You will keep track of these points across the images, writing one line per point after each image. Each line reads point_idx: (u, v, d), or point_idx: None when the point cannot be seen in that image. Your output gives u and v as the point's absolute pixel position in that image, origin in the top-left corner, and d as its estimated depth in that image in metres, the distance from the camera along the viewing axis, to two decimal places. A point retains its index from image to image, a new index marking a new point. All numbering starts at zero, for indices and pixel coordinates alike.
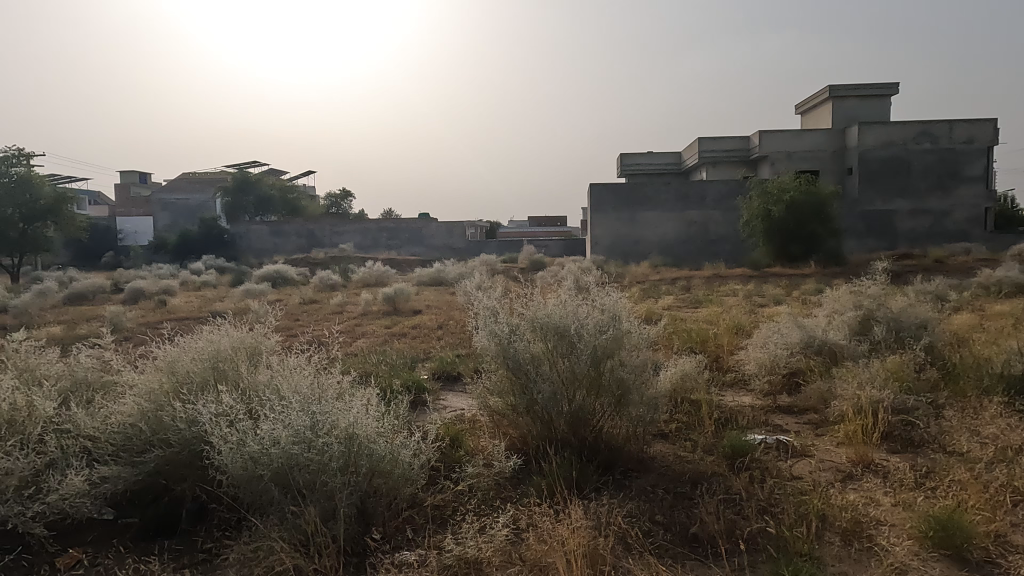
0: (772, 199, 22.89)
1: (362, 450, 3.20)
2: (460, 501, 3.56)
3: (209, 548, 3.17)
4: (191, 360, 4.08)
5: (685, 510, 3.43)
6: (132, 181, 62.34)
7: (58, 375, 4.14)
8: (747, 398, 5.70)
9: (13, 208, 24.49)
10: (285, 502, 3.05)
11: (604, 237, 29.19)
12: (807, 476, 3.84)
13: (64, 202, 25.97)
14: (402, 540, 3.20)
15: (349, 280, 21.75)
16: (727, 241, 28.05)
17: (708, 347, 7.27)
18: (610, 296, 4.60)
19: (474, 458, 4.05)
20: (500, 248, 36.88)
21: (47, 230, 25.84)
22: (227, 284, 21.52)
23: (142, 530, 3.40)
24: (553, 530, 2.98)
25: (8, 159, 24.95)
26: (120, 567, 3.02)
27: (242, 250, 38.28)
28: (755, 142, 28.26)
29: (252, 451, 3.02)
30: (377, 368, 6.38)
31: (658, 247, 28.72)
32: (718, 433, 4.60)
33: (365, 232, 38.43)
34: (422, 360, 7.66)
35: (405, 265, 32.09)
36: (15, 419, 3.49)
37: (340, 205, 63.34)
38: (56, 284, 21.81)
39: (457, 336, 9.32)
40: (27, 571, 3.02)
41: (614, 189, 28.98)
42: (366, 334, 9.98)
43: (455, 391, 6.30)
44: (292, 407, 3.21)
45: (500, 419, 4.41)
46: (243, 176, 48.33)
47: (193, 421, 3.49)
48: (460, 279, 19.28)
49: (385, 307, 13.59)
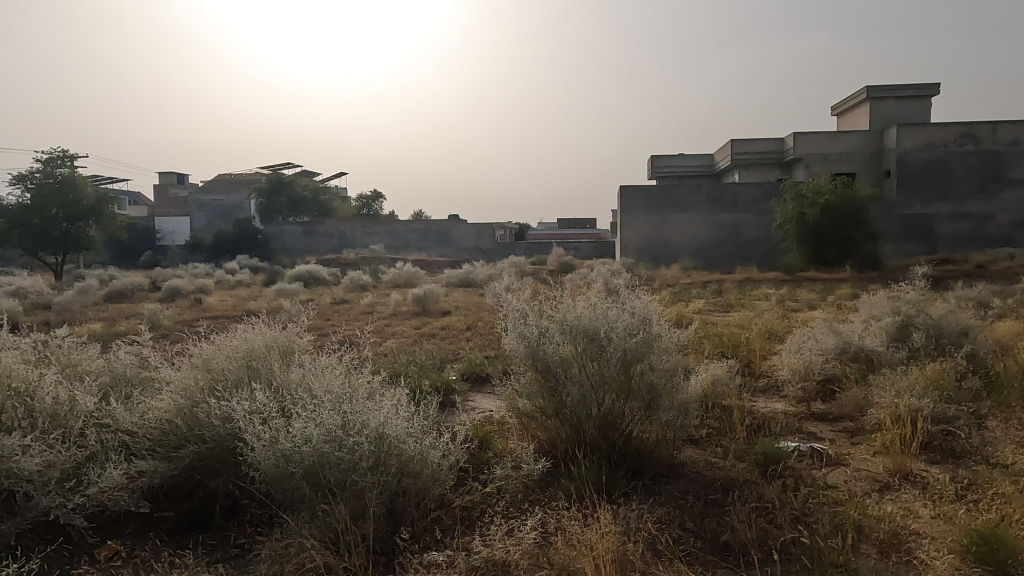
0: (806, 202, 22.50)
1: (391, 450, 3.23)
2: (488, 502, 3.57)
3: (242, 544, 3.22)
4: (225, 357, 4.18)
5: (716, 518, 3.38)
6: (170, 181, 63.72)
7: (99, 370, 4.28)
8: (779, 404, 5.60)
9: (58, 207, 25.35)
10: (315, 500, 3.07)
11: (633, 239, 29.04)
12: (843, 485, 3.75)
13: (106, 202, 26.70)
14: (431, 541, 3.19)
15: (380, 280, 21.99)
16: (760, 244, 27.61)
17: (739, 352, 7.16)
18: (641, 299, 4.57)
19: (502, 460, 4.06)
20: (529, 250, 36.91)
21: (89, 230, 26.47)
22: (262, 284, 21.84)
23: (176, 523, 3.47)
24: (582, 534, 2.98)
25: (55, 160, 25.61)
26: (157, 560, 3.08)
27: (275, 250, 38.89)
28: (790, 142, 27.82)
29: (284, 449, 3.06)
30: (407, 368, 6.45)
31: (689, 250, 28.42)
32: (749, 440, 4.53)
33: (395, 233, 38.78)
34: (451, 361, 7.72)
35: (434, 266, 32.22)
36: (57, 413, 3.59)
37: (370, 207, 64.18)
38: (101, 283, 22.42)
39: (486, 337, 9.39)
40: (68, 561, 3.07)
41: (645, 191, 28.72)
42: (397, 334, 10.11)
43: (483, 392, 6.35)
44: (325, 406, 3.27)
45: (529, 421, 4.40)
46: (276, 177, 49.26)
47: (228, 417, 3.57)
48: (488, 281, 19.42)
49: (414, 309, 13.66)
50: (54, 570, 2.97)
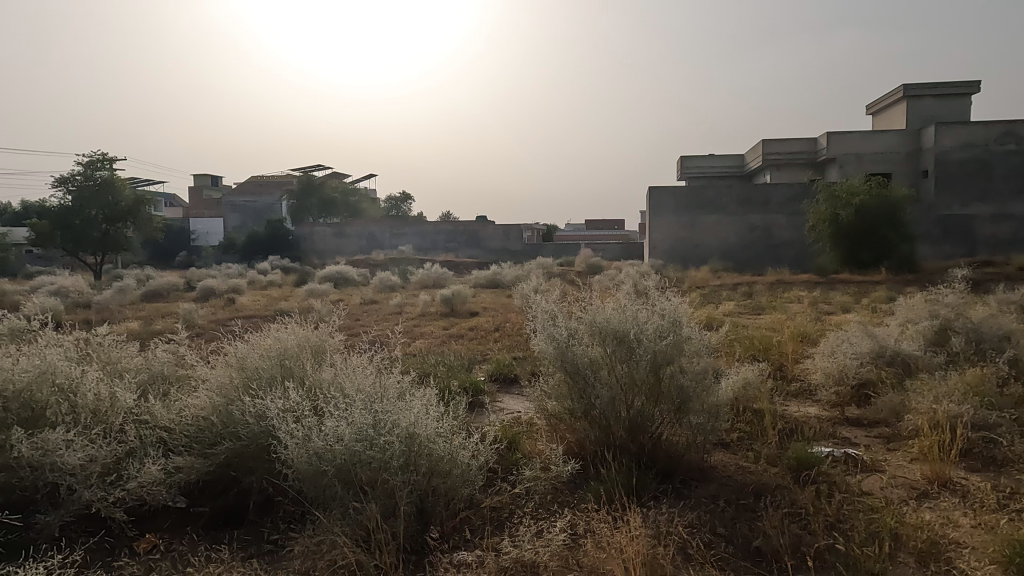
0: (840, 203, 22.08)
1: (421, 449, 3.25)
2: (517, 504, 3.57)
3: (275, 541, 3.26)
4: (259, 356, 4.25)
5: (748, 523, 3.33)
6: (204, 183, 65.03)
7: (138, 367, 4.39)
8: (812, 408, 5.51)
9: (98, 209, 26.05)
10: (347, 498, 3.11)
11: (662, 241, 28.83)
12: (879, 492, 3.68)
13: (143, 204, 27.29)
14: (460, 540, 3.21)
15: (409, 282, 22.15)
16: (792, 245, 27.16)
17: (771, 355, 7.05)
18: (671, 301, 4.54)
19: (531, 461, 4.06)
20: (557, 251, 36.87)
21: (127, 231, 27.16)
22: (293, 284, 22.16)
23: (212, 518, 3.54)
24: (612, 537, 2.97)
25: (94, 163, 26.05)
26: (194, 554, 3.15)
27: (306, 251, 39.43)
28: (823, 143, 27.34)
29: (316, 447, 3.11)
30: (436, 368, 6.49)
31: (719, 251, 28.10)
32: (781, 444, 4.46)
33: (423, 234, 39.06)
34: (479, 361, 7.75)
35: (462, 268, 32.36)
36: (99, 409, 3.69)
37: (399, 208, 64.75)
38: (138, 283, 22.98)
39: (514, 338, 9.40)
40: (108, 553, 3.16)
41: (674, 192, 28.48)
42: (425, 335, 10.17)
43: (511, 393, 6.36)
44: (356, 406, 3.30)
45: (557, 422, 4.40)
46: (307, 179, 49.99)
47: (262, 416, 3.63)
48: (516, 282, 19.43)
49: (442, 309, 13.73)
50: (96, 562, 3.05)
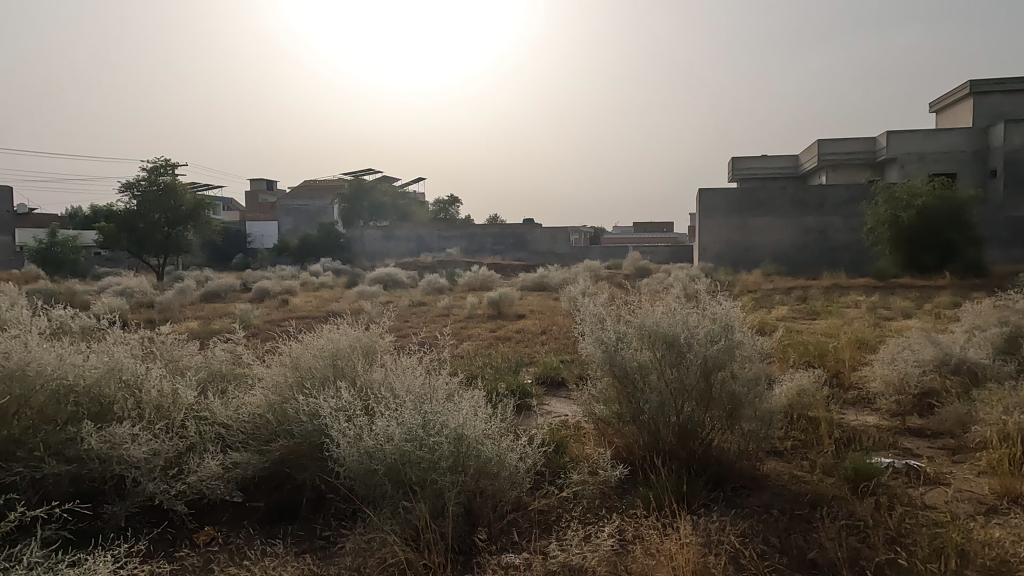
0: (901, 205, 21.26)
1: (470, 450, 3.28)
2: (565, 507, 3.55)
3: (326, 537, 3.33)
4: (313, 356, 4.36)
5: (803, 534, 3.24)
6: (261, 188, 67.10)
7: (198, 365, 4.57)
8: (871, 417, 5.31)
9: (161, 213, 27.13)
10: (397, 497, 3.14)
11: (713, 243, 28.32)
12: (943, 506, 3.52)
13: (203, 207, 28.30)
14: (508, 543, 3.21)
15: (456, 284, 22.33)
16: (849, 248, 26.29)
17: (826, 362, 6.83)
18: (722, 305, 4.45)
19: (578, 465, 4.03)
20: (604, 254, 36.61)
21: (187, 234, 28.22)
22: (343, 286, 22.63)
23: (267, 513, 3.64)
24: (661, 544, 2.93)
25: (158, 169, 27.16)
26: (249, 547, 3.24)
27: (356, 253, 40.19)
28: (883, 142, 26.41)
29: (367, 446, 3.17)
30: (484, 370, 6.53)
31: (772, 254, 27.43)
32: (838, 454, 4.32)
33: (471, 237, 39.37)
34: (527, 364, 7.75)
35: (509, 270, 32.46)
36: (162, 405, 3.86)
37: (447, 211, 65.45)
38: (197, 284, 23.83)
39: (562, 341, 9.37)
40: (171, 543, 3.28)
41: (725, 194, 27.95)
42: (473, 337, 10.24)
43: (558, 396, 6.34)
44: (406, 406, 3.35)
45: (605, 427, 4.38)
46: (358, 183, 51.04)
47: (315, 414, 3.73)
48: (564, 285, 19.38)
49: (489, 311, 13.79)
50: (159, 552, 3.18)
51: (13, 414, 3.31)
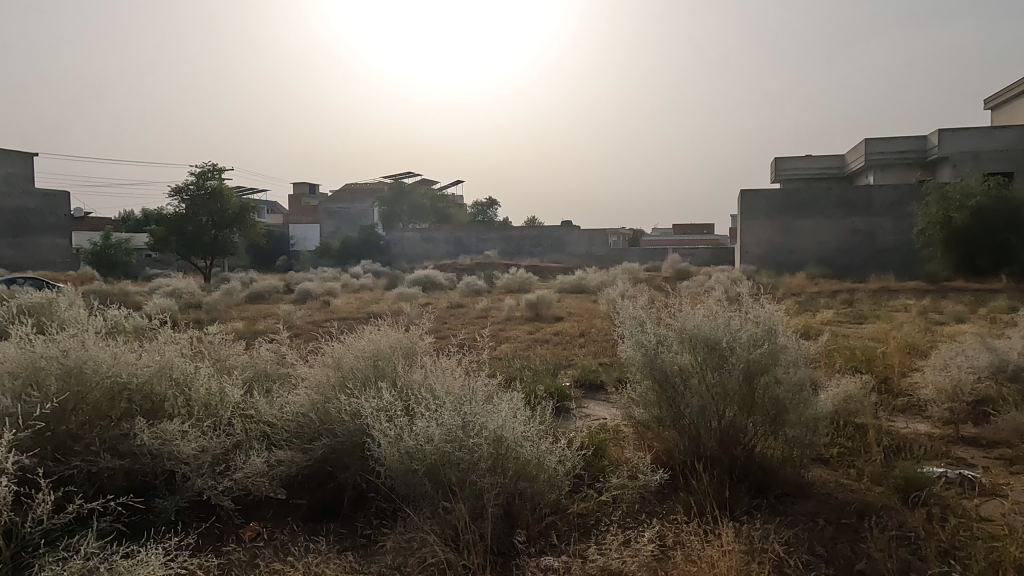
0: (953, 205, 20.53)
1: (509, 452, 3.28)
2: (604, 512, 3.53)
3: (368, 535, 3.38)
4: (354, 356, 4.43)
5: (850, 544, 3.15)
6: (303, 192, 68.50)
7: (244, 365, 4.69)
8: (922, 426, 5.14)
9: (208, 216, 27.90)
10: (437, 497, 3.17)
11: (755, 245, 27.79)
12: (1001, 519, 3.38)
13: (248, 211, 29.02)
14: (547, 545, 3.21)
15: (494, 286, 22.39)
16: (898, 250, 25.49)
17: (875, 368, 6.63)
18: (765, 308, 4.36)
19: (618, 469, 4.00)
20: (643, 256, 36.27)
21: (233, 237, 28.96)
22: (383, 288, 22.93)
23: (310, 511, 3.71)
24: (702, 551, 2.89)
25: (206, 174, 27.92)
26: (293, 543, 3.31)
27: (396, 256, 40.65)
28: (934, 141, 25.53)
29: (408, 446, 3.20)
30: (522, 373, 6.53)
31: (817, 256, 26.80)
32: (887, 462, 4.19)
33: (509, 239, 39.44)
34: (565, 367, 7.73)
35: (547, 272, 32.42)
36: (210, 403, 3.98)
37: (485, 213, 65.75)
38: (242, 285, 24.43)
39: (601, 344, 9.32)
40: (218, 537, 3.37)
41: (768, 195, 27.41)
42: (511, 339, 10.25)
43: (597, 400, 6.31)
44: (445, 408, 3.38)
45: (645, 431, 4.34)
46: (397, 186, 51.73)
47: (356, 414, 3.78)
48: (602, 287, 19.27)
49: (527, 314, 13.81)
50: (207, 546, 3.26)
51: (72, 411, 3.45)
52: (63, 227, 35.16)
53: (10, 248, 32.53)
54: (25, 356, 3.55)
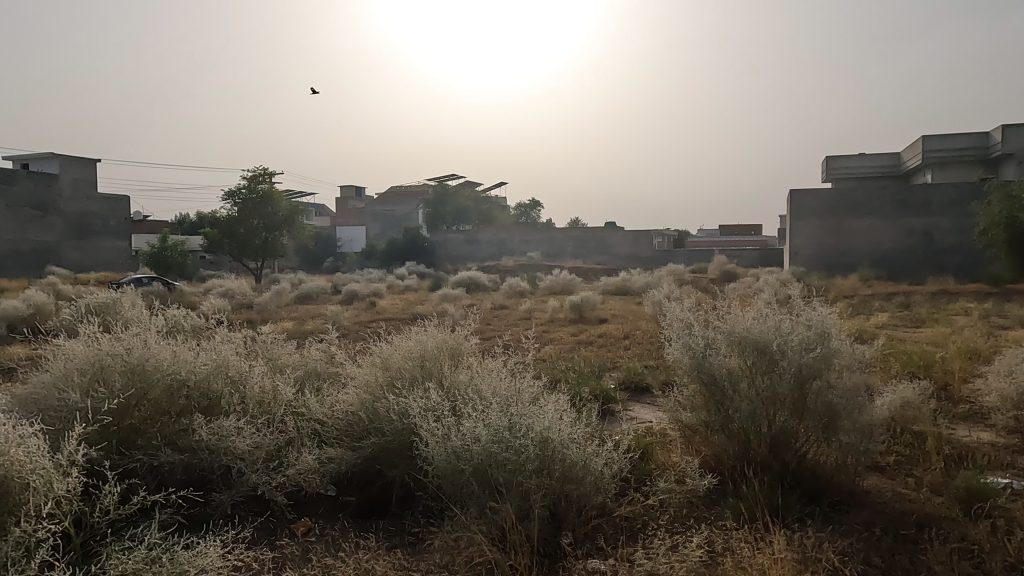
0: (1018, 204, 19.59)
1: (555, 454, 3.28)
2: (651, 515, 3.50)
3: (416, 533, 3.42)
4: (401, 357, 4.49)
5: (908, 556, 3.05)
6: (350, 194, 69.88)
7: (296, 363, 4.82)
8: (986, 435, 4.93)
9: (259, 219, 28.69)
10: (483, 497, 3.19)
11: (805, 246, 27.06)
12: None
13: (297, 213, 29.74)
14: (593, 548, 3.19)
15: (538, 288, 22.45)
16: (957, 252, 24.54)
17: (933, 373, 6.39)
18: (817, 310, 4.26)
19: (665, 473, 3.97)
20: (688, 257, 35.76)
21: (282, 239, 29.72)
22: (428, 289, 23.22)
23: (359, 508, 3.77)
24: (753, 558, 2.84)
25: (257, 178, 28.63)
26: (344, 539, 3.38)
27: (439, 257, 41.08)
28: (997, 137, 24.44)
29: (455, 446, 3.24)
30: (567, 374, 6.54)
31: (870, 258, 25.97)
32: (947, 471, 4.04)
33: (552, 240, 39.41)
34: (610, 369, 7.69)
35: (590, 274, 32.31)
36: (264, 401, 4.11)
37: (528, 215, 65.91)
38: (292, 287, 25.10)
39: (646, 346, 9.26)
40: (272, 531, 3.46)
41: (818, 195, 26.66)
42: (555, 341, 10.27)
43: (643, 402, 6.26)
44: (492, 409, 3.41)
45: (692, 435, 4.29)
46: (441, 188, 52.31)
47: (404, 414, 3.85)
48: (646, 289, 19.14)
49: (571, 315, 13.80)
50: (262, 539, 3.36)
51: (134, 406, 3.59)
52: (123, 230, 36.68)
53: (75, 250, 34.09)
54: (91, 353, 3.70)
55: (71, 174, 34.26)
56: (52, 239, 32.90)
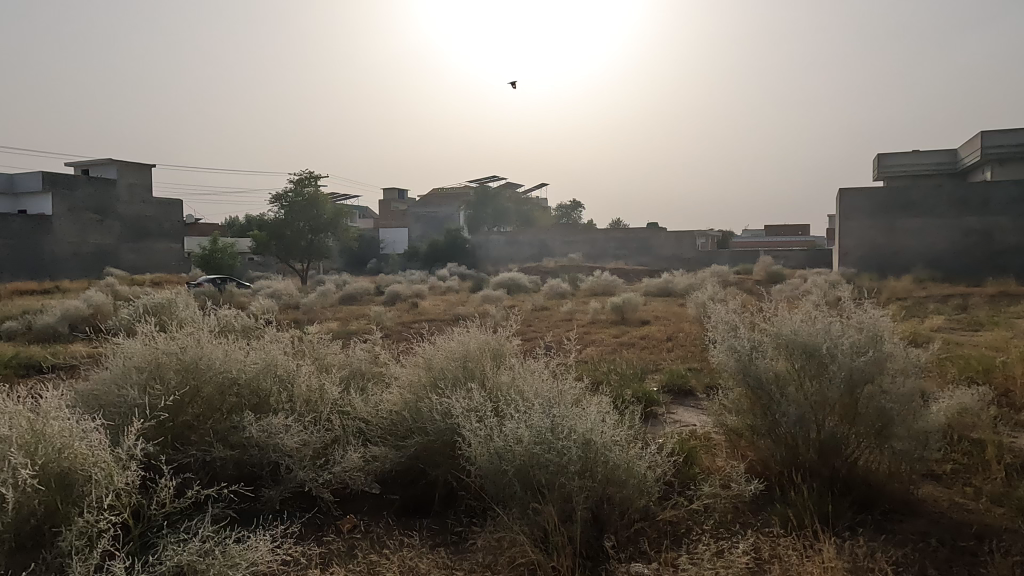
0: None
1: (598, 456, 3.26)
2: (695, 521, 3.45)
3: (458, 532, 3.45)
4: (444, 357, 4.54)
5: (967, 568, 2.94)
6: (393, 197, 70.83)
7: (341, 363, 4.91)
8: None
9: (305, 221, 29.31)
10: (526, 498, 3.20)
11: (855, 247, 26.21)
12: None
13: (341, 216, 30.27)
14: (636, 552, 3.16)
15: (579, 289, 22.36)
16: (1019, 252, 23.55)
17: (993, 378, 6.14)
18: (869, 313, 4.13)
19: (710, 477, 3.90)
20: (733, 258, 35.12)
21: (327, 241, 30.30)
22: (469, 290, 23.38)
23: (403, 506, 3.82)
24: (802, 567, 2.77)
25: (303, 181, 29.31)
26: (388, 537, 3.43)
27: (480, 258, 41.32)
28: None
29: (498, 446, 3.26)
30: (609, 376, 6.49)
31: (924, 259, 25.08)
32: (1009, 481, 3.87)
33: (593, 241, 39.20)
34: (652, 371, 7.61)
35: (632, 275, 32.02)
36: (311, 400, 4.20)
37: (569, 215, 65.73)
38: (336, 288, 25.60)
39: (689, 348, 9.13)
40: (319, 527, 3.54)
41: (869, 194, 25.81)
42: (597, 342, 10.21)
43: (686, 405, 6.17)
44: (534, 410, 3.42)
45: (738, 439, 4.21)
46: (482, 189, 52.59)
47: (447, 414, 3.89)
48: (689, 291, 18.87)
49: (612, 317, 13.70)
50: (310, 535, 3.43)
51: (188, 402, 3.72)
52: (176, 232, 37.95)
53: (132, 252, 35.42)
54: (147, 351, 3.84)
55: (127, 179, 35.60)
56: (110, 241, 34.25)
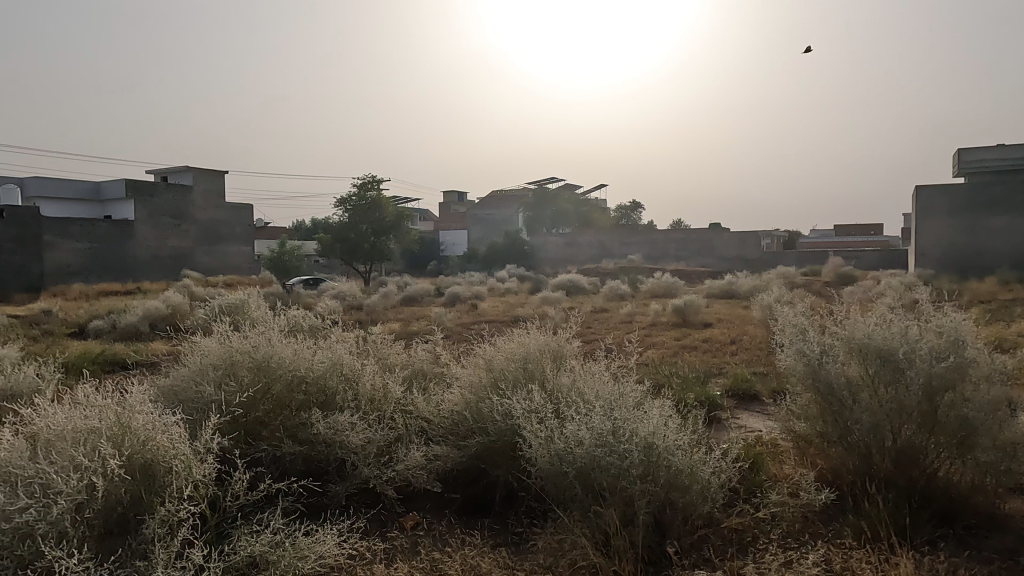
0: None
1: (659, 460, 3.22)
2: (762, 529, 3.36)
3: (520, 533, 3.47)
4: (504, 358, 4.56)
5: None
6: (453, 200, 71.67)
7: (403, 363, 5.01)
8: None
9: (368, 224, 30.03)
10: (587, 501, 3.19)
11: (933, 247, 24.88)
12: None
13: (403, 219, 30.83)
14: (700, 559, 3.09)
15: (639, 290, 22.10)
16: None
17: None
18: (950, 317, 3.92)
19: (777, 485, 3.79)
20: (800, 259, 33.95)
21: (390, 243, 30.95)
22: (528, 292, 23.45)
23: (464, 505, 3.87)
24: None
25: (367, 185, 30.16)
26: (450, 534, 3.48)
27: (539, 260, 41.37)
28: None
29: (559, 448, 3.27)
30: (671, 379, 6.38)
31: (1011, 258, 23.76)
32: None
33: (653, 242, 38.63)
34: (716, 374, 7.43)
35: (693, 276, 31.40)
36: (376, 398, 4.31)
37: (629, 216, 64.93)
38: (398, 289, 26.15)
39: (754, 351, 8.87)
40: (383, 523, 3.61)
41: (949, 191, 24.40)
42: (658, 344, 10.05)
43: (752, 410, 5.99)
44: (595, 412, 3.40)
45: (807, 446, 4.07)
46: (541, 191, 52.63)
47: (508, 415, 3.91)
48: (753, 293, 18.36)
49: (673, 319, 13.46)
50: (374, 530, 3.51)
51: (260, 399, 3.87)
52: (247, 236, 39.53)
53: (206, 255, 37.12)
54: (222, 350, 4.02)
55: (202, 185, 37.32)
56: (186, 245, 35.99)
